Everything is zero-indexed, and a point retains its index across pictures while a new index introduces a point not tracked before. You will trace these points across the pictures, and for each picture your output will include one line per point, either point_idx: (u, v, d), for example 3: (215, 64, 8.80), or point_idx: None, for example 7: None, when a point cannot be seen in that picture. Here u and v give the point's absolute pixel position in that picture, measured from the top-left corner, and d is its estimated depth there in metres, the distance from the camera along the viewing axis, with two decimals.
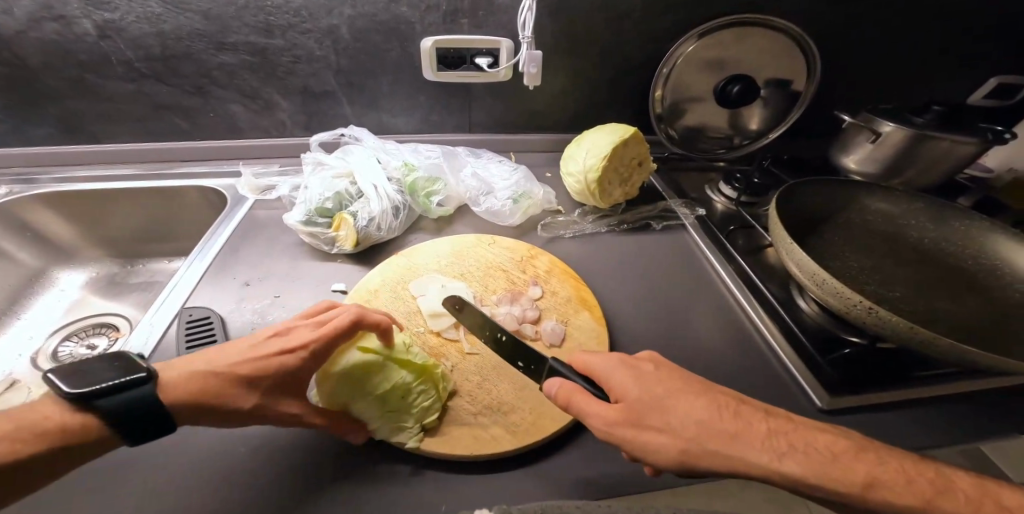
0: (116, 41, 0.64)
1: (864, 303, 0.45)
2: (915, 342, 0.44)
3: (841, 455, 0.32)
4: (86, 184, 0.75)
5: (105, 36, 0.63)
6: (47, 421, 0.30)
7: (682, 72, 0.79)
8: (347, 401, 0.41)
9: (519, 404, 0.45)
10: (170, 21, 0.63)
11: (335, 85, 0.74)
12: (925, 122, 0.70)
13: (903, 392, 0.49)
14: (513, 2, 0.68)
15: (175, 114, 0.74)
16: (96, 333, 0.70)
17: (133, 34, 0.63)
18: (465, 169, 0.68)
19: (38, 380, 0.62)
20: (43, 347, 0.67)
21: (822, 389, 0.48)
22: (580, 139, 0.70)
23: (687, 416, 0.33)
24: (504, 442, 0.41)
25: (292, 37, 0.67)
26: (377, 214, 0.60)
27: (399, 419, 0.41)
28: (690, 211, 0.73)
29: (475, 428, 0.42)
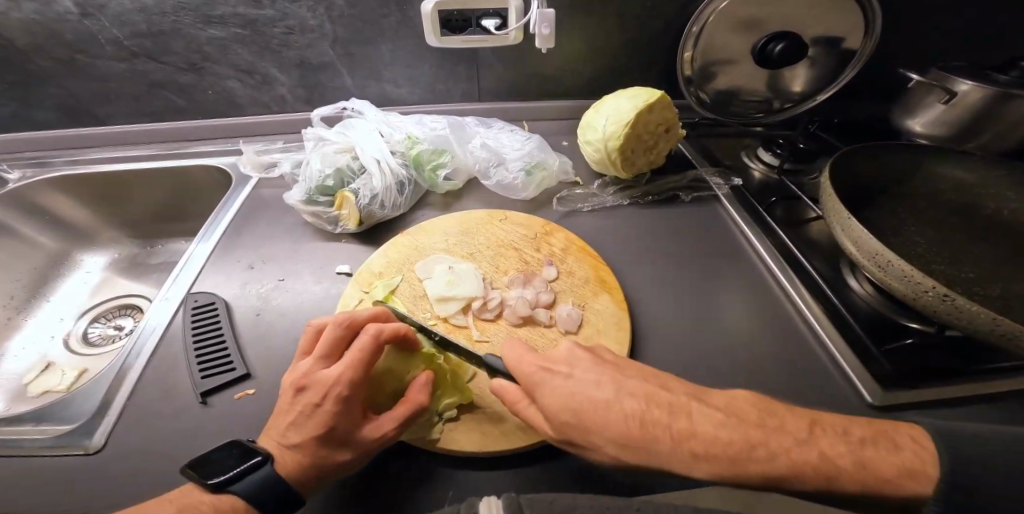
0: (99, 18, 0.60)
1: (937, 289, 0.38)
2: (995, 336, 0.37)
3: (611, 409, 0.32)
4: (95, 164, 0.71)
5: (87, 13, 0.60)
6: (202, 504, 0.29)
7: (714, 31, 0.68)
8: None
9: None
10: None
11: (333, 55, 0.69)
12: (1010, 80, 0.59)
13: (974, 387, 0.42)
14: None
15: (171, 92, 0.70)
16: (121, 314, 0.69)
17: (116, 11, 0.60)
18: (473, 141, 0.63)
19: (72, 362, 0.62)
20: (74, 329, 0.66)
21: (873, 383, 0.42)
22: (599, 103, 0.62)
23: (606, 433, 0.32)
24: (506, 444, 0.37)
25: (282, 6, 0.62)
26: (379, 190, 0.56)
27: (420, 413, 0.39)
28: (724, 181, 0.65)
29: (484, 421, 0.39)
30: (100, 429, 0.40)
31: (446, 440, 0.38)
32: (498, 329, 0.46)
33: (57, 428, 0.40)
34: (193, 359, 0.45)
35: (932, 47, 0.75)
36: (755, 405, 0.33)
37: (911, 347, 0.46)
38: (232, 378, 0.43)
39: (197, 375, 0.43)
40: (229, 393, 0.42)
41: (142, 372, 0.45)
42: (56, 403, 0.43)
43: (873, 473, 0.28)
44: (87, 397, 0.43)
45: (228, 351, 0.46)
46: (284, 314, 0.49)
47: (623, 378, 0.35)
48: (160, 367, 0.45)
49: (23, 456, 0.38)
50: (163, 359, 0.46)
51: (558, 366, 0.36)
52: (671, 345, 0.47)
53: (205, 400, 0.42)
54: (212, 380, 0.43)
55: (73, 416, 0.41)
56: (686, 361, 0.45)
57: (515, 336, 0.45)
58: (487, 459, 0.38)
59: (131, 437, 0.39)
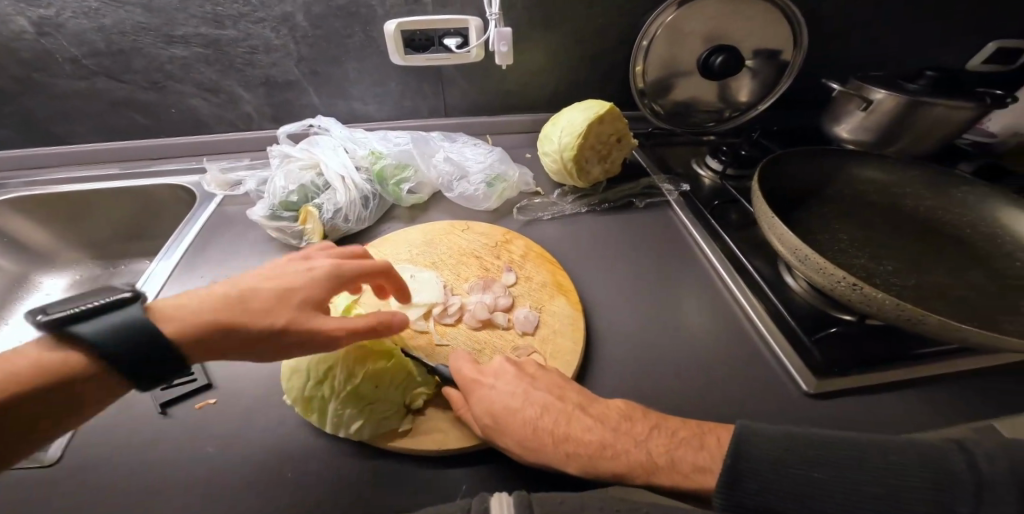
0: (58, 37, 0.60)
1: (847, 279, 0.42)
2: (901, 321, 0.42)
3: (514, 412, 0.37)
4: (55, 185, 0.70)
5: (45, 32, 0.60)
6: (32, 356, 0.28)
7: (662, 45, 0.73)
8: (322, 402, 0.39)
9: None
10: (110, 15, 0.59)
11: (298, 74, 0.71)
12: (919, 87, 0.66)
13: (895, 371, 0.46)
14: None
15: (133, 111, 0.70)
16: None
17: (74, 30, 0.60)
18: (437, 155, 0.65)
19: None
20: None
21: (807, 371, 0.46)
22: (557, 117, 0.66)
23: (511, 432, 0.36)
24: (470, 438, 0.39)
25: (245, 26, 0.63)
26: (344, 204, 0.57)
27: (382, 411, 0.39)
28: (674, 187, 0.69)
29: (445, 420, 0.41)
30: (55, 441, 0.40)
31: (409, 439, 0.39)
32: (458, 333, 0.48)
33: None
34: None
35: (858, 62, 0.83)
36: (638, 416, 0.37)
37: (838, 336, 0.50)
38: (193, 388, 0.44)
39: (157, 388, 0.44)
40: (191, 402, 0.43)
41: None
42: None
43: (706, 473, 0.33)
44: None
45: (189, 363, 0.46)
46: None
47: (538, 390, 0.39)
48: None
49: None
50: None
51: (484, 377, 0.40)
52: (624, 343, 0.50)
53: (164, 410, 0.42)
54: (172, 390, 0.43)
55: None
56: (637, 358, 0.48)
57: (475, 339, 0.47)
58: (454, 457, 0.39)
59: (84, 457, 0.39)
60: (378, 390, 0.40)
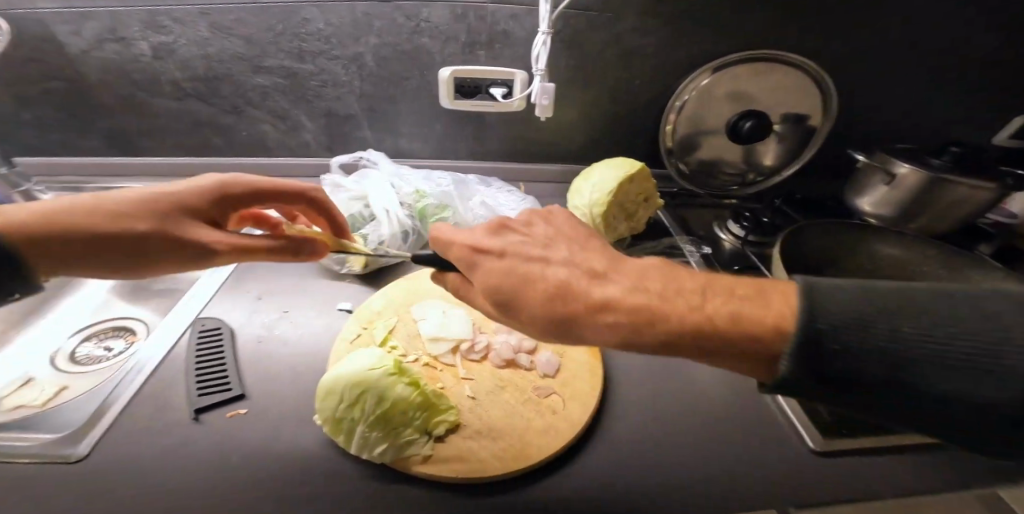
0: (167, 61, 0.68)
1: None
2: None
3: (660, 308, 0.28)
4: (123, 191, 0.75)
5: (159, 56, 0.67)
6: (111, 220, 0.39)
7: (696, 106, 0.77)
8: (353, 422, 0.41)
9: (508, 430, 0.45)
10: (215, 44, 0.67)
11: (357, 109, 0.77)
12: (943, 163, 0.67)
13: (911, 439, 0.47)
14: (526, 34, 0.68)
15: (209, 131, 0.77)
16: (114, 335, 0.75)
17: (182, 55, 0.67)
18: (474, 199, 0.70)
19: (53, 379, 0.66)
20: (63, 347, 0.72)
21: (817, 431, 0.46)
22: (587, 173, 0.71)
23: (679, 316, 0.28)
24: (492, 467, 0.41)
25: (322, 62, 0.71)
26: (386, 237, 0.63)
27: (406, 435, 0.42)
28: (696, 248, 0.72)
29: (465, 449, 0.43)
30: (87, 438, 0.42)
31: (428, 465, 0.41)
32: (482, 370, 0.51)
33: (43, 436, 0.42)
34: (193, 380, 0.48)
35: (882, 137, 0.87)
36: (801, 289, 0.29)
37: None
38: (227, 397, 0.46)
39: (194, 395, 0.46)
40: (222, 411, 0.45)
41: (141, 389, 0.47)
42: None
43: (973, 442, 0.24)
44: None
45: (228, 372, 0.49)
46: (285, 344, 0.53)
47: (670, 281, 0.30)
48: (159, 386, 0.47)
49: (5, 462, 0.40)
50: (164, 378, 0.48)
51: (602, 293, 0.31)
52: (637, 391, 0.52)
53: (197, 416, 0.44)
54: (207, 398, 0.46)
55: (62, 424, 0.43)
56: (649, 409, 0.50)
57: (498, 377, 0.50)
58: (474, 486, 0.41)
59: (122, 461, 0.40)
60: (406, 414, 0.42)
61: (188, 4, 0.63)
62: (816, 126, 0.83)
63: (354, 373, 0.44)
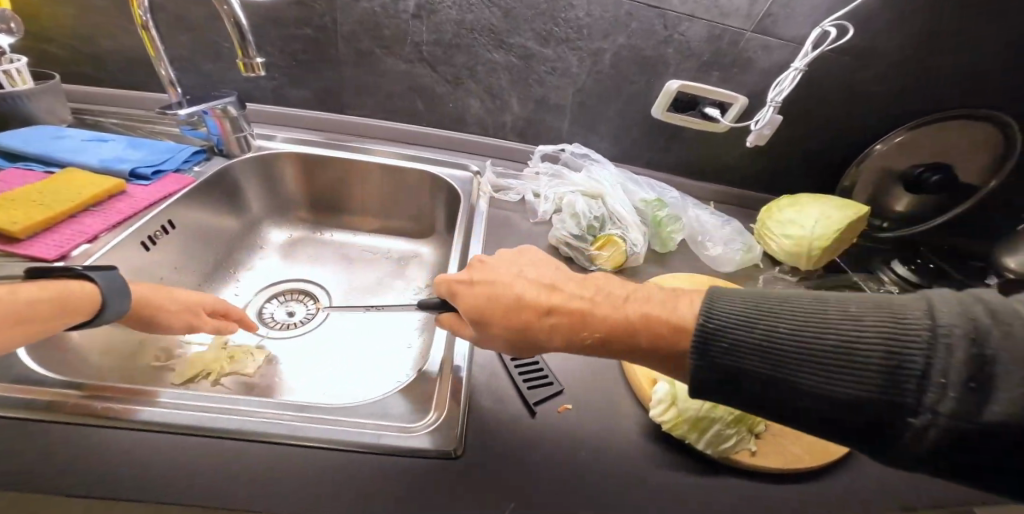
0: (423, 22, 0.65)
1: None
2: None
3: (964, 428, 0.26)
4: (326, 149, 0.72)
5: (419, 15, 0.64)
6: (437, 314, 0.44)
7: (884, 157, 0.80)
8: (712, 421, 0.43)
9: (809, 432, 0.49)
10: (476, 12, 0.65)
11: (570, 101, 0.78)
12: None
13: None
14: (772, 65, 0.71)
15: (419, 97, 0.74)
16: (296, 299, 0.69)
17: (440, 18, 0.65)
18: (690, 211, 0.74)
19: (253, 342, 0.60)
20: (250, 302, 0.66)
21: None
22: (800, 205, 0.73)
23: None
24: (809, 463, 0.45)
25: (562, 50, 0.71)
26: (640, 241, 0.64)
27: (743, 430, 0.45)
28: (876, 284, 0.78)
29: (785, 445, 0.46)
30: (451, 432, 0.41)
31: (763, 459, 0.44)
32: None
33: (401, 425, 0.41)
34: (514, 371, 0.48)
35: None
36: None
37: None
38: (552, 391, 0.47)
39: (522, 386, 0.47)
40: (552, 404, 0.46)
41: (470, 376, 0.47)
42: (390, 399, 0.43)
43: None
44: (420, 397, 0.44)
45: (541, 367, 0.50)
46: None
47: None
48: (484, 374, 0.48)
49: (376, 453, 0.38)
50: (484, 366, 0.49)
51: None
52: None
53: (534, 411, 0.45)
54: (538, 392, 0.47)
55: (420, 411, 0.43)
56: None
57: None
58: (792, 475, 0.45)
59: (487, 444, 0.41)
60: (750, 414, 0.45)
61: None
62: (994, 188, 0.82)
63: None
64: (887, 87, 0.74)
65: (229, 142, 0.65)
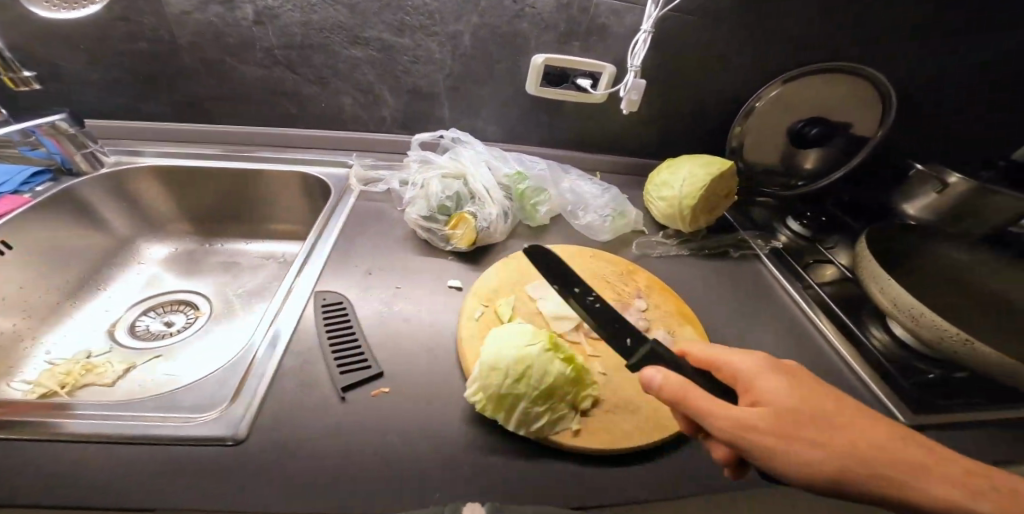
0: (267, 27, 0.64)
1: (961, 335, 0.48)
2: (998, 371, 0.48)
3: (909, 466, 0.31)
4: (186, 160, 0.74)
5: (259, 21, 0.63)
6: None
7: (763, 113, 0.80)
8: (516, 399, 0.42)
9: (647, 404, 0.48)
10: (321, 12, 0.64)
11: (441, 87, 0.76)
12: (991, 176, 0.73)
13: (981, 410, 0.53)
14: (629, 29, 0.71)
15: (288, 101, 0.74)
16: (174, 310, 0.70)
17: (283, 22, 0.64)
18: (563, 183, 0.72)
19: (121, 354, 0.61)
20: (123, 319, 0.67)
21: (903, 405, 0.53)
22: (674, 166, 0.73)
23: (894, 442, 0.32)
24: (637, 438, 0.44)
25: (419, 38, 0.69)
26: (494, 219, 0.63)
27: (560, 409, 0.44)
28: (764, 243, 0.77)
29: (612, 422, 0.46)
30: (241, 421, 0.40)
31: (580, 436, 0.44)
32: (606, 347, 0.53)
33: (191, 417, 0.40)
34: (332, 361, 0.47)
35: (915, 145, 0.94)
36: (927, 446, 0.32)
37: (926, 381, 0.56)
38: (367, 375, 0.46)
39: (336, 374, 0.46)
40: (365, 389, 0.45)
41: (281, 361, 0.47)
42: (180, 392, 0.42)
43: None
44: (216, 387, 0.43)
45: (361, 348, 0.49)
46: (410, 321, 0.54)
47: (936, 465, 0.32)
48: (297, 360, 0.47)
49: (146, 445, 0.37)
50: (299, 353, 0.48)
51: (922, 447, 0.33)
52: None
53: (344, 396, 0.44)
54: (348, 377, 0.46)
55: (210, 404, 0.41)
56: None
57: None
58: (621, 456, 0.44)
59: (278, 433, 0.40)
60: (563, 389, 0.43)
61: None
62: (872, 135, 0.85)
63: (506, 348, 0.44)
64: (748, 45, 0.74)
65: (75, 161, 0.66)
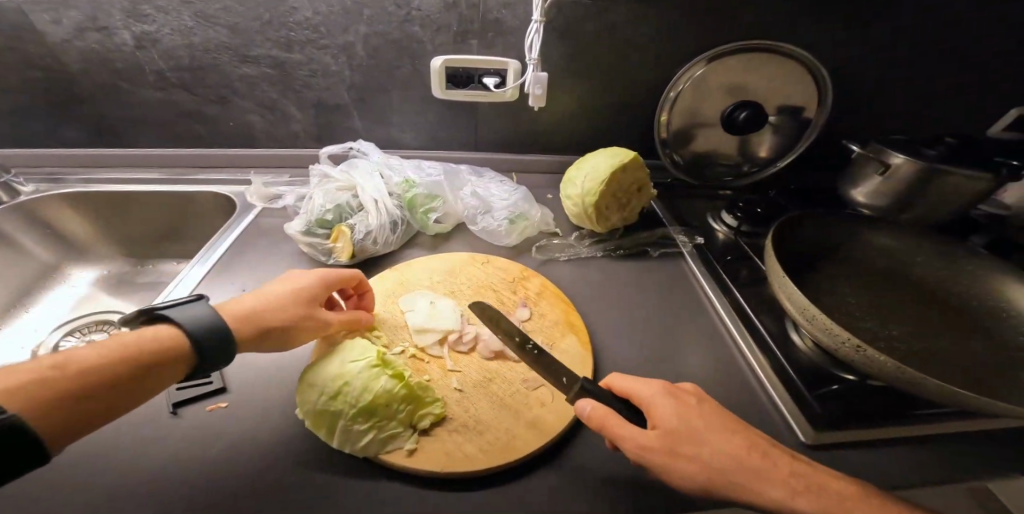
0: (150, 51, 0.69)
1: (852, 341, 0.42)
2: (901, 381, 0.41)
3: (766, 477, 0.33)
4: (113, 184, 0.78)
5: (141, 46, 0.69)
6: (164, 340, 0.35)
7: (690, 96, 0.75)
8: (335, 415, 0.41)
9: (495, 425, 0.44)
10: (201, 34, 0.68)
11: (347, 99, 0.76)
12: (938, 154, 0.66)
13: (898, 427, 0.45)
14: (520, 24, 0.69)
15: (196, 121, 0.78)
16: (98, 329, 0.69)
17: (166, 45, 0.69)
18: (464, 189, 0.69)
19: None
20: (46, 340, 0.67)
21: (804, 420, 0.45)
22: (581, 162, 0.69)
23: (721, 448, 0.35)
24: (477, 460, 0.40)
25: (311, 52, 0.70)
26: (375, 228, 0.61)
27: (389, 428, 0.41)
28: (688, 239, 0.71)
29: (448, 443, 0.42)
30: None
31: (405, 458, 0.40)
32: (470, 362, 0.50)
33: None
34: None
35: (880, 127, 0.85)
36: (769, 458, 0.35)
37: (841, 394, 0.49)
38: (207, 390, 0.45)
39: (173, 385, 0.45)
40: (202, 405, 0.45)
41: None
42: None
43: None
44: None
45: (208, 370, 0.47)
46: None
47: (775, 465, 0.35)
48: None
49: None
50: None
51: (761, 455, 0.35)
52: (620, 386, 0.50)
53: (176, 410, 0.43)
54: (187, 391, 0.45)
55: None
56: None
57: (486, 369, 0.49)
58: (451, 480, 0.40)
59: (83, 450, 0.40)
60: (388, 408, 0.42)
61: None
62: (812, 118, 0.81)
63: (334, 366, 0.43)
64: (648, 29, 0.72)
65: None
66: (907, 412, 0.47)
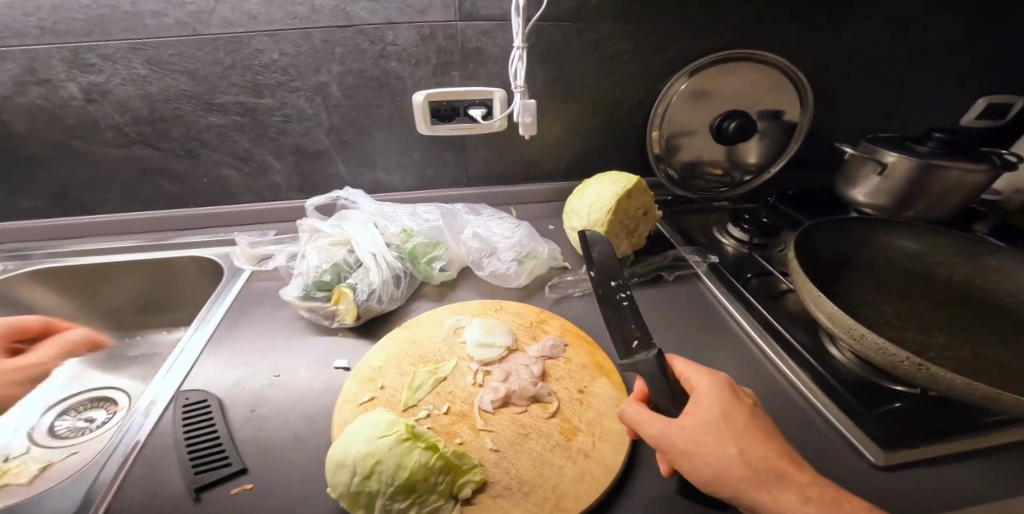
0: (103, 104, 0.64)
1: (912, 360, 0.40)
2: (975, 398, 0.39)
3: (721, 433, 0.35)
4: (82, 254, 0.72)
5: (92, 99, 0.63)
6: None
7: (677, 111, 0.76)
8: (371, 497, 0.36)
9: (540, 483, 0.40)
10: (157, 82, 0.63)
11: (328, 143, 0.72)
12: (930, 150, 0.67)
13: (974, 439, 0.43)
14: (501, 52, 0.67)
15: (166, 180, 0.73)
16: (93, 407, 0.64)
17: (120, 96, 0.64)
18: (465, 231, 0.67)
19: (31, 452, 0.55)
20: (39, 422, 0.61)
21: (875, 444, 0.43)
22: (582, 191, 0.68)
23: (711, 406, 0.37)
24: None
25: (282, 95, 0.66)
26: (377, 286, 0.57)
27: (430, 502, 0.37)
28: (702, 259, 0.70)
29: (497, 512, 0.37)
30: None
31: None
32: (501, 419, 0.46)
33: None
34: (186, 458, 0.40)
35: (866, 122, 0.85)
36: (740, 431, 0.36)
37: (901, 409, 0.47)
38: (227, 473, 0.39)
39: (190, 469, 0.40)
40: (225, 488, 0.39)
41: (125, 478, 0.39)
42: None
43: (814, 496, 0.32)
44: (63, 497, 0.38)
45: (223, 446, 0.42)
46: (284, 410, 0.46)
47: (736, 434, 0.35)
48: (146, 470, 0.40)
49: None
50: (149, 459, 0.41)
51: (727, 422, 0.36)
52: None
53: (198, 496, 0.38)
54: (208, 474, 0.39)
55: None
56: None
57: (520, 422, 0.46)
58: None
59: None
60: (427, 481, 0.37)
61: (118, 40, 0.59)
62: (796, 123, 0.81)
63: (362, 442, 0.39)
64: (629, 43, 0.70)
65: None
66: (970, 421, 0.46)
